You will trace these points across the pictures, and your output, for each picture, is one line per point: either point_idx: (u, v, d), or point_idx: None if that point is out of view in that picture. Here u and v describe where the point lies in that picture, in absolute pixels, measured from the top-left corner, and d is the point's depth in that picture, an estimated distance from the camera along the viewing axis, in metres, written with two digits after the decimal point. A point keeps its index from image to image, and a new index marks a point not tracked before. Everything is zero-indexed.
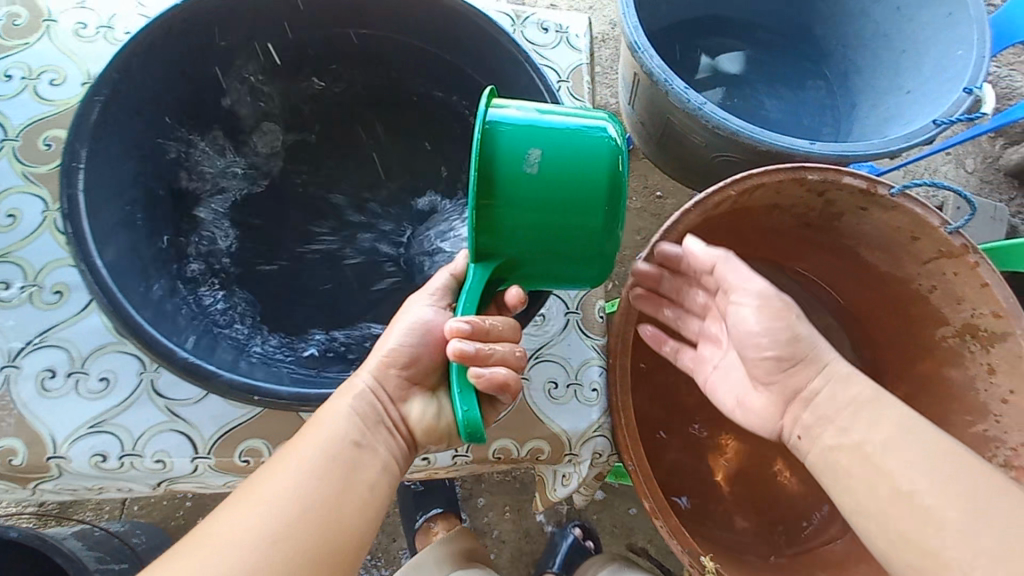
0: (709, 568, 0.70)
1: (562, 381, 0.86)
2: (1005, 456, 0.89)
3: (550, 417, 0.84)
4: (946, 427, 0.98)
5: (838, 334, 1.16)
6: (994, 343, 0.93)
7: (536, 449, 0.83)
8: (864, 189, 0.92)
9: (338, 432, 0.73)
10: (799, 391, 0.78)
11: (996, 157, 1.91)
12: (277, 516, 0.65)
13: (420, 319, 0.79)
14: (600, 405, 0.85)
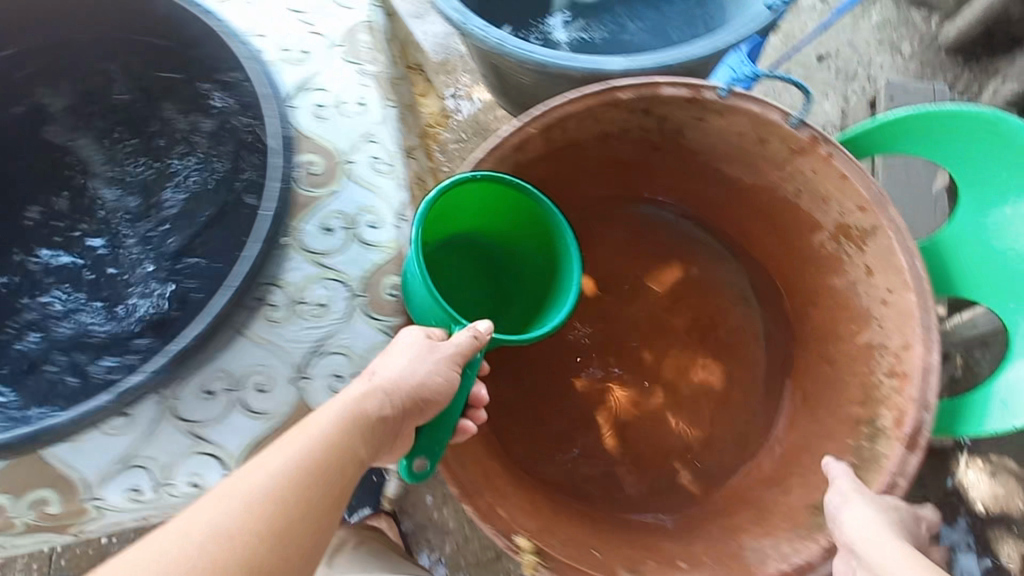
0: (523, 548, 0.65)
1: (345, 372, 0.68)
2: (888, 364, 0.79)
3: None
4: (836, 341, 0.88)
5: (727, 261, 1.04)
6: (866, 240, 0.82)
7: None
8: (689, 98, 0.81)
9: (335, 437, 0.52)
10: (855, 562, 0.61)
11: (934, 37, 1.53)
12: (232, 548, 0.43)
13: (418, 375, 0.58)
14: None
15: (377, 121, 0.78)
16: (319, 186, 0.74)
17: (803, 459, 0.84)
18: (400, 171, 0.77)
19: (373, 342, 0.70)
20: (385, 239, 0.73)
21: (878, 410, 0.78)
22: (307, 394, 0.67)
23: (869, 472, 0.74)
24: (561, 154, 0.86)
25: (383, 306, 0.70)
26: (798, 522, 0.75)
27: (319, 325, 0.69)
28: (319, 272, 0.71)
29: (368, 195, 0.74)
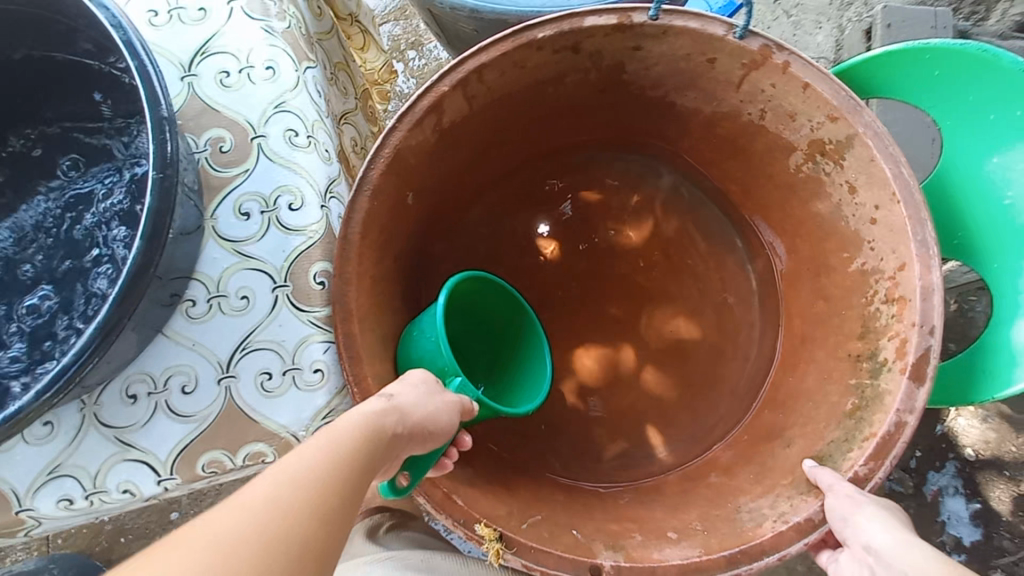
0: (486, 536, 0.61)
1: (276, 369, 0.63)
2: (885, 289, 0.69)
3: (265, 415, 0.62)
4: (829, 274, 0.79)
5: (703, 207, 0.95)
6: (843, 154, 0.72)
7: (257, 453, 0.62)
8: (617, 26, 0.73)
9: (365, 440, 0.49)
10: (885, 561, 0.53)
11: None
12: (294, 531, 0.38)
13: (421, 400, 0.57)
14: (329, 387, 0.64)
15: (291, 86, 0.71)
16: (231, 165, 0.68)
17: (802, 407, 0.75)
18: (321, 143, 0.70)
19: (304, 336, 0.64)
20: (312, 220, 0.67)
21: (877, 342, 0.68)
22: (234, 392, 0.62)
23: (871, 413, 0.65)
24: (496, 111, 0.80)
25: (313, 297, 0.66)
26: (796, 475, 0.66)
27: (239, 319, 0.64)
28: (240, 261, 0.65)
29: (287, 174, 0.68)
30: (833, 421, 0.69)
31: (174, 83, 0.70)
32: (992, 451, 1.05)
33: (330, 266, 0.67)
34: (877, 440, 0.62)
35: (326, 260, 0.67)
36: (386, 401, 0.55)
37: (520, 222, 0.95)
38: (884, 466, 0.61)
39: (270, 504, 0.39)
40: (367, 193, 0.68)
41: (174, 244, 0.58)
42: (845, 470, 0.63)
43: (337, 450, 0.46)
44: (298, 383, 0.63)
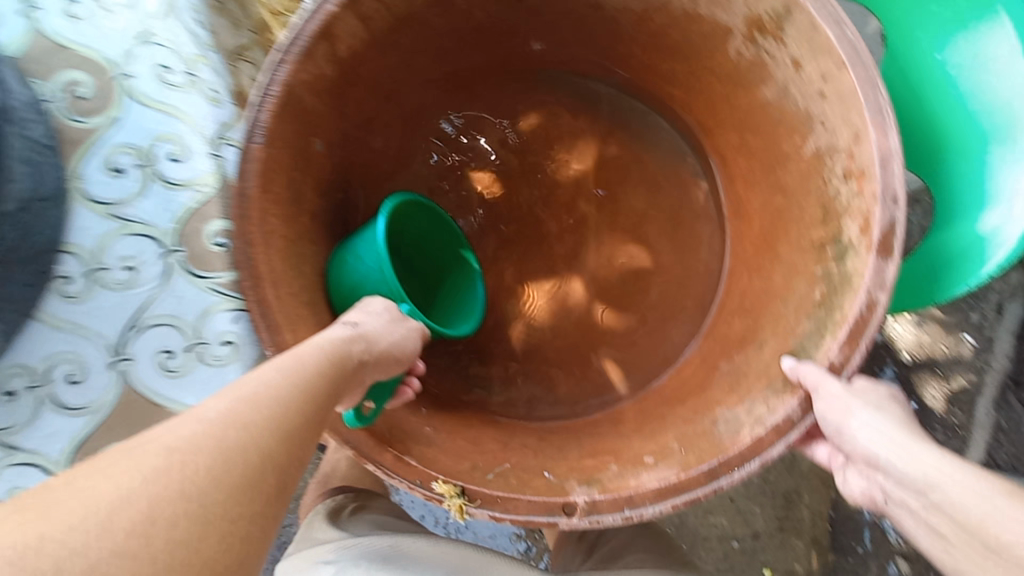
0: (446, 492, 0.56)
1: (176, 348, 0.68)
2: (843, 165, 0.63)
3: (170, 398, 0.68)
4: (783, 162, 0.73)
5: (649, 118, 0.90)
6: (784, 27, 0.64)
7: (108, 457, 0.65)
8: None
9: (330, 365, 0.49)
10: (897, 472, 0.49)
11: None
12: (253, 448, 0.39)
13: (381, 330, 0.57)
14: (238, 361, 0.69)
15: (159, 15, 0.72)
16: (90, 113, 0.66)
17: (771, 305, 0.71)
18: (205, 82, 0.72)
19: (206, 306, 0.69)
20: (202, 170, 0.70)
21: (840, 224, 0.63)
22: (134, 378, 0.66)
23: (841, 298, 0.60)
24: (402, 33, 0.71)
25: (211, 261, 0.69)
26: (771, 377, 0.62)
27: (134, 292, 0.66)
28: (118, 227, 0.66)
29: (166, 121, 0.69)
30: (804, 314, 0.64)
31: (11, 18, 0.66)
32: (926, 354, 0.94)
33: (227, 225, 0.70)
34: (850, 325, 0.57)
35: (218, 219, 0.70)
36: (350, 329, 0.54)
37: (451, 160, 0.87)
38: (860, 350, 0.57)
39: (230, 423, 0.39)
40: (262, 141, 0.60)
41: (27, 212, 0.58)
42: (821, 361, 0.59)
43: (300, 375, 0.46)
44: (205, 359, 0.68)
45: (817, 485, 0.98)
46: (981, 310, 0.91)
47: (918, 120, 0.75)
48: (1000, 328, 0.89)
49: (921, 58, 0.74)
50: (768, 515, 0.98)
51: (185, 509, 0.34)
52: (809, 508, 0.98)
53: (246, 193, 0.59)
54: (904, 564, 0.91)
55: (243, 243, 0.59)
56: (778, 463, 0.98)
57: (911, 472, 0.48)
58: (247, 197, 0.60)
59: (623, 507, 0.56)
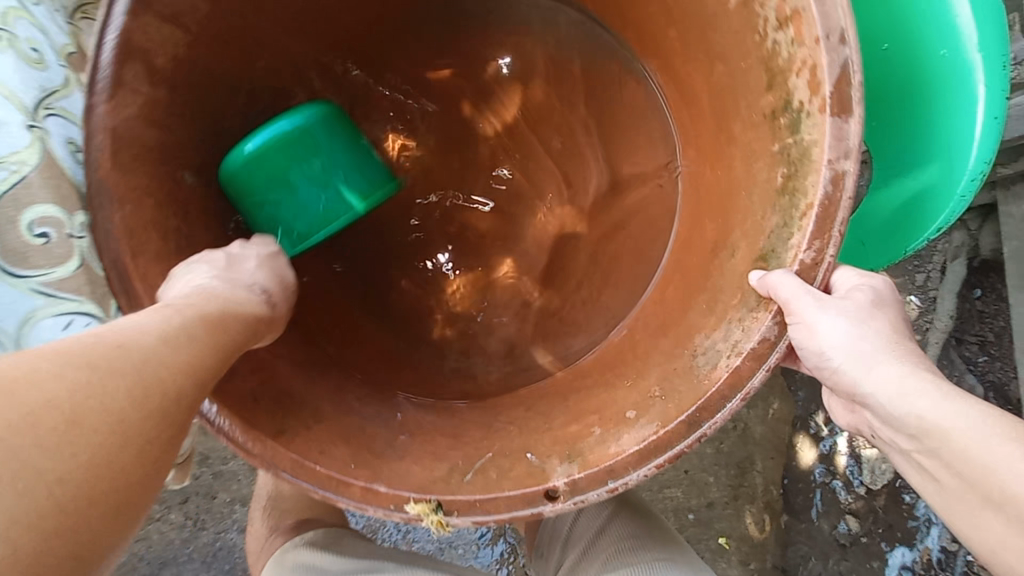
0: (420, 512, 0.52)
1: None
2: (775, 7, 0.50)
3: None
4: (711, 23, 0.59)
5: (577, 36, 0.76)
6: None
7: None
8: None
9: (233, 316, 0.48)
10: (896, 420, 0.46)
11: None
12: (167, 380, 0.40)
13: (277, 284, 0.57)
14: None
15: None
16: None
17: (736, 200, 0.60)
18: (22, 39, 0.55)
19: (29, 313, 0.53)
20: (19, 145, 0.53)
21: (787, 86, 0.51)
22: None
23: (803, 177, 0.49)
24: (232, 17, 0.61)
25: (34, 255, 0.53)
26: (745, 291, 0.54)
27: None
28: None
29: None
30: (768, 206, 0.54)
31: None
32: None
33: (55, 212, 0.54)
34: (817, 209, 0.47)
35: (44, 205, 0.54)
36: (260, 277, 0.55)
37: None
38: (833, 239, 0.47)
39: (146, 351, 0.40)
40: (112, 200, 0.54)
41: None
42: (790, 263, 0.49)
43: (211, 316, 0.46)
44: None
45: (770, 451, 0.98)
46: (926, 272, 0.99)
47: (872, 59, 0.69)
48: (943, 289, 0.96)
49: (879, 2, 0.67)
50: (722, 483, 0.98)
51: (111, 417, 0.36)
52: (762, 475, 0.98)
53: (118, 263, 0.54)
54: (854, 521, 0.95)
55: (132, 316, 0.54)
56: (729, 434, 0.98)
57: (907, 419, 0.45)
58: (122, 265, 0.54)
59: (606, 480, 0.51)
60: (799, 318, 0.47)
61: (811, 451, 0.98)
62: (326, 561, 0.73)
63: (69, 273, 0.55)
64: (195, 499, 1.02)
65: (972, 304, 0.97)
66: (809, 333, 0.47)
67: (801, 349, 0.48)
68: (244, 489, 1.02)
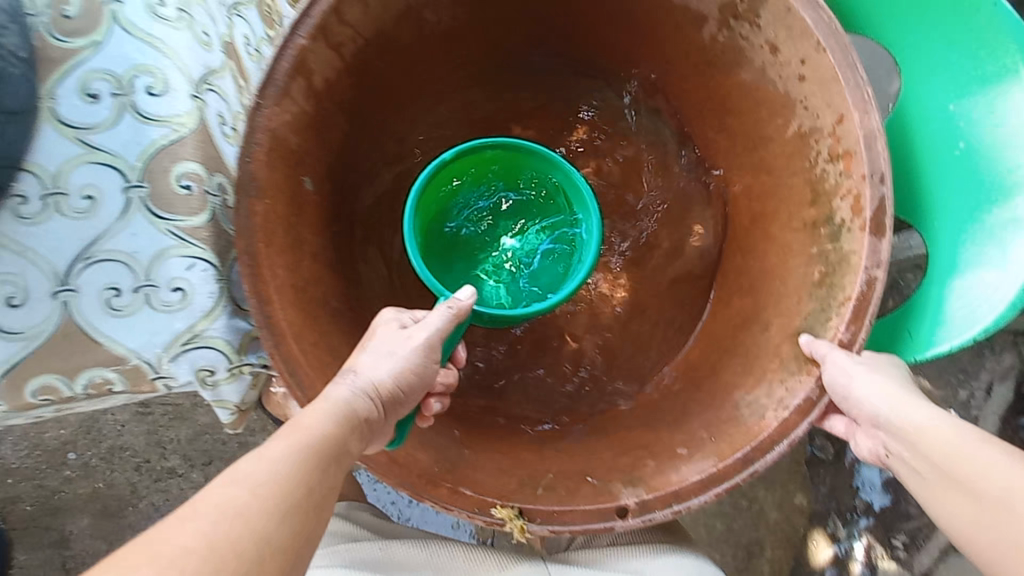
0: (504, 516, 0.59)
1: (123, 285, 0.57)
2: (828, 146, 0.66)
3: (108, 337, 0.57)
4: (766, 145, 0.74)
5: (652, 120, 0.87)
6: (759, 12, 0.66)
7: (101, 381, 0.58)
8: None
9: (333, 424, 0.48)
10: (892, 424, 0.54)
11: None
12: (256, 536, 0.39)
13: (389, 354, 0.56)
14: (190, 309, 0.59)
15: None
16: (75, 34, 0.57)
17: (770, 282, 0.73)
18: (199, 21, 0.62)
19: (161, 249, 0.58)
20: (181, 110, 0.59)
21: (831, 204, 0.66)
22: (70, 309, 0.56)
23: (841, 276, 0.64)
24: (370, 54, 0.68)
25: (176, 204, 0.59)
26: (784, 356, 0.66)
27: (81, 221, 0.56)
28: (85, 153, 0.56)
29: (146, 52, 0.59)
30: (804, 292, 0.67)
31: None
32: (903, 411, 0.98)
33: (199, 171, 0.60)
34: (854, 303, 0.62)
35: (194, 164, 0.60)
36: (368, 366, 0.55)
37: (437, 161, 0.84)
38: (865, 326, 0.61)
39: (233, 503, 0.39)
40: (255, 194, 0.59)
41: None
42: (831, 338, 0.63)
43: (304, 438, 0.46)
44: (153, 304, 0.58)
45: (780, 540, 1.06)
46: (970, 390, 0.99)
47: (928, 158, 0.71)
48: (986, 408, 0.97)
49: (932, 108, 0.70)
50: (727, 559, 1.05)
51: None
52: (769, 561, 1.06)
53: (252, 251, 0.58)
54: None
55: (257, 303, 0.58)
56: (742, 512, 1.06)
57: (904, 426, 0.53)
58: (253, 253, 0.58)
59: (672, 502, 0.60)
60: (839, 376, 0.58)
61: (826, 550, 1.04)
62: (356, 529, 0.75)
63: (199, 225, 0.60)
64: (217, 463, 1.07)
65: (1014, 432, 0.95)
66: (842, 381, 0.58)
67: (833, 389, 0.59)
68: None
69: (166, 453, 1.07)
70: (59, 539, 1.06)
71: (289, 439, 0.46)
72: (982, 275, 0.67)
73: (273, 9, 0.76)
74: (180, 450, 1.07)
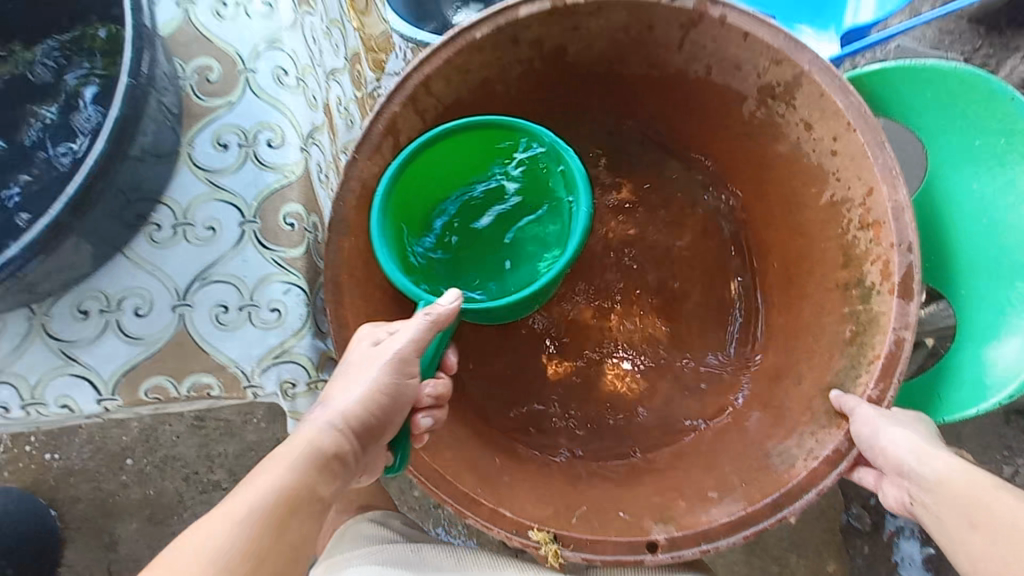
0: (541, 538, 0.63)
1: (232, 302, 0.67)
2: (859, 215, 0.71)
3: (215, 347, 0.67)
4: (801, 211, 0.80)
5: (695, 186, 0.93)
6: (794, 95, 0.73)
7: (203, 385, 0.67)
8: (551, 12, 0.71)
9: (301, 470, 0.51)
10: (910, 473, 0.57)
11: None
12: None
13: (367, 377, 0.56)
14: (283, 328, 0.68)
15: (287, 25, 0.74)
16: (214, 95, 0.71)
17: (804, 340, 0.77)
18: (312, 88, 0.73)
19: (265, 274, 0.68)
20: (291, 159, 0.71)
21: (861, 268, 0.71)
22: (188, 320, 0.67)
23: (870, 335, 0.68)
24: (448, 118, 0.78)
25: (281, 237, 0.68)
26: (815, 410, 0.69)
27: (205, 248, 0.68)
28: (211, 192, 0.69)
29: (270, 111, 0.71)
30: (836, 350, 0.71)
31: (167, 6, 0.73)
32: None
33: (301, 212, 0.70)
34: (883, 360, 0.65)
35: (298, 205, 0.70)
36: (341, 397, 0.56)
37: None
38: (892, 384, 0.64)
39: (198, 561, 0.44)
40: (344, 232, 0.68)
41: (141, 161, 0.61)
42: (860, 394, 0.66)
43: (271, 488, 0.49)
44: (254, 321, 0.67)
45: None
46: (1015, 467, 0.97)
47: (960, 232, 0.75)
48: None
49: (964, 186, 0.75)
50: None
51: None
52: None
53: (337, 280, 0.67)
54: None
55: (337, 326, 0.66)
56: None
57: (931, 476, 0.56)
58: (338, 282, 0.67)
59: (700, 541, 0.63)
60: (866, 428, 0.61)
61: None
62: (386, 533, 0.83)
63: (295, 257, 0.69)
64: None
65: None
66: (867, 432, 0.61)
67: (860, 441, 0.62)
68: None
69: (213, 466, 1.15)
70: (107, 542, 1.14)
71: (256, 489, 0.49)
72: (1004, 344, 0.72)
73: (362, 76, 0.87)
74: (226, 464, 1.15)
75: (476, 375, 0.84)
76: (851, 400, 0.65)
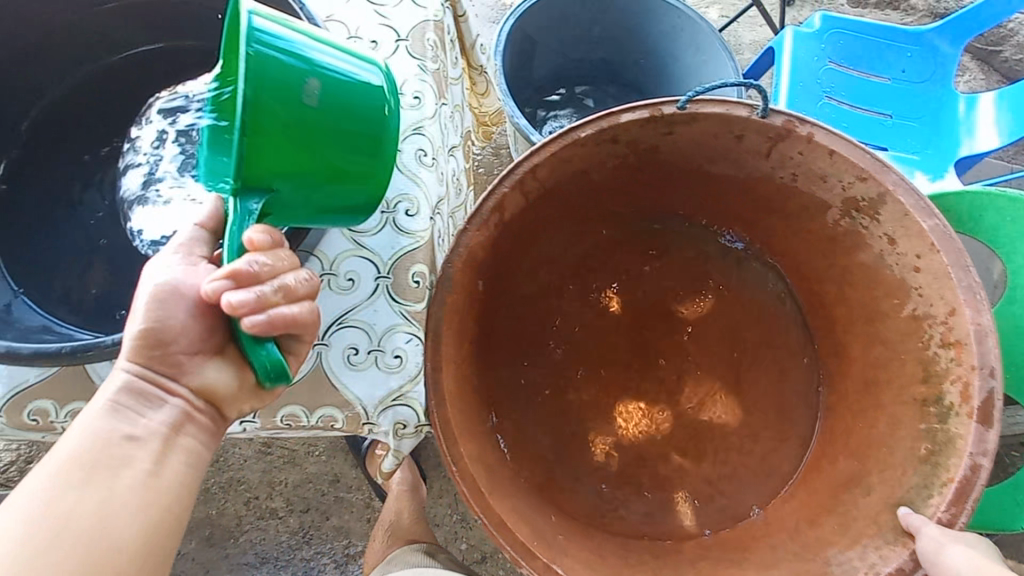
0: None
1: (362, 346, 0.74)
2: (940, 333, 0.72)
3: (344, 383, 0.74)
4: (881, 320, 0.81)
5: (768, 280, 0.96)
6: (878, 211, 0.77)
7: (328, 418, 0.75)
8: (651, 118, 0.79)
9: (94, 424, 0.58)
10: None
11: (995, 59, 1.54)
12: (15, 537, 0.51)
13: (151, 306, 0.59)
14: (402, 373, 0.74)
15: (429, 115, 0.84)
16: None
17: (876, 452, 0.77)
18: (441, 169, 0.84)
19: (393, 324, 0.75)
20: (420, 226, 0.78)
21: (941, 386, 0.71)
22: (323, 358, 0.74)
23: (946, 457, 0.69)
24: (547, 200, 0.85)
25: (409, 292, 0.76)
26: (882, 524, 0.71)
27: (344, 297, 0.76)
28: (354, 248, 0.77)
29: (410, 185, 0.80)
30: (909, 467, 0.72)
31: None
32: None
33: (426, 272, 0.78)
34: (956, 484, 0.66)
35: (427, 262, 0.78)
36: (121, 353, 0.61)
37: (589, 284, 0.96)
38: (965, 510, 0.65)
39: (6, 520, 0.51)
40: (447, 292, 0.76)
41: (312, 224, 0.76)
42: (930, 515, 0.67)
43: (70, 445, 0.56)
44: (380, 364, 0.75)
45: None
46: None
47: None
48: None
49: None
50: None
51: None
52: None
53: None
54: None
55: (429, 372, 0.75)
56: None
57: None
58: None
59: None
60: (932, 548, 0.64)
61: None
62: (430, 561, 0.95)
63: (416, 310, 0.76)
64: (312, 513, 1.25)
65: None
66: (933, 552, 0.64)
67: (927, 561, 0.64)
68: (352, 521, 1.25)
69: (273, 493, 1.26)
70: None
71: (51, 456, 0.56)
72: None
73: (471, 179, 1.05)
74: (285, 493, 1.26)
75: (541, 437, 0.88)
76: (919, 521, 0.67)
